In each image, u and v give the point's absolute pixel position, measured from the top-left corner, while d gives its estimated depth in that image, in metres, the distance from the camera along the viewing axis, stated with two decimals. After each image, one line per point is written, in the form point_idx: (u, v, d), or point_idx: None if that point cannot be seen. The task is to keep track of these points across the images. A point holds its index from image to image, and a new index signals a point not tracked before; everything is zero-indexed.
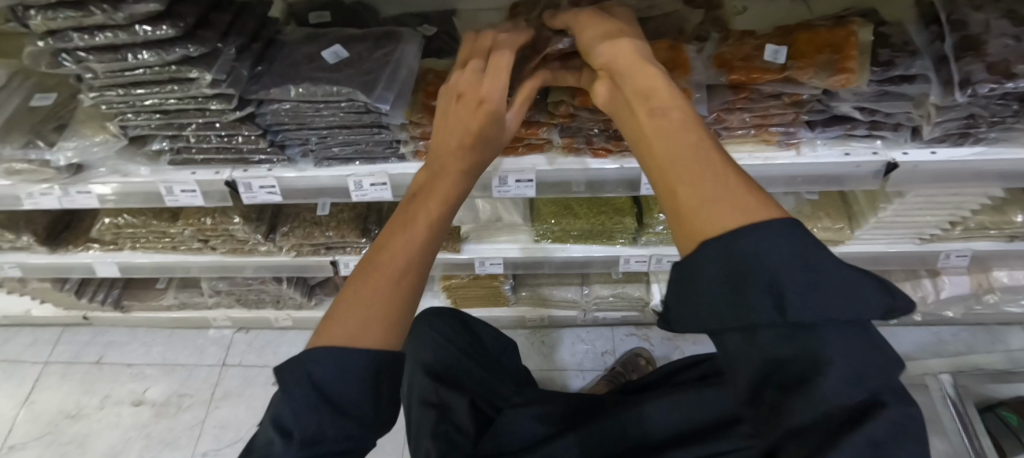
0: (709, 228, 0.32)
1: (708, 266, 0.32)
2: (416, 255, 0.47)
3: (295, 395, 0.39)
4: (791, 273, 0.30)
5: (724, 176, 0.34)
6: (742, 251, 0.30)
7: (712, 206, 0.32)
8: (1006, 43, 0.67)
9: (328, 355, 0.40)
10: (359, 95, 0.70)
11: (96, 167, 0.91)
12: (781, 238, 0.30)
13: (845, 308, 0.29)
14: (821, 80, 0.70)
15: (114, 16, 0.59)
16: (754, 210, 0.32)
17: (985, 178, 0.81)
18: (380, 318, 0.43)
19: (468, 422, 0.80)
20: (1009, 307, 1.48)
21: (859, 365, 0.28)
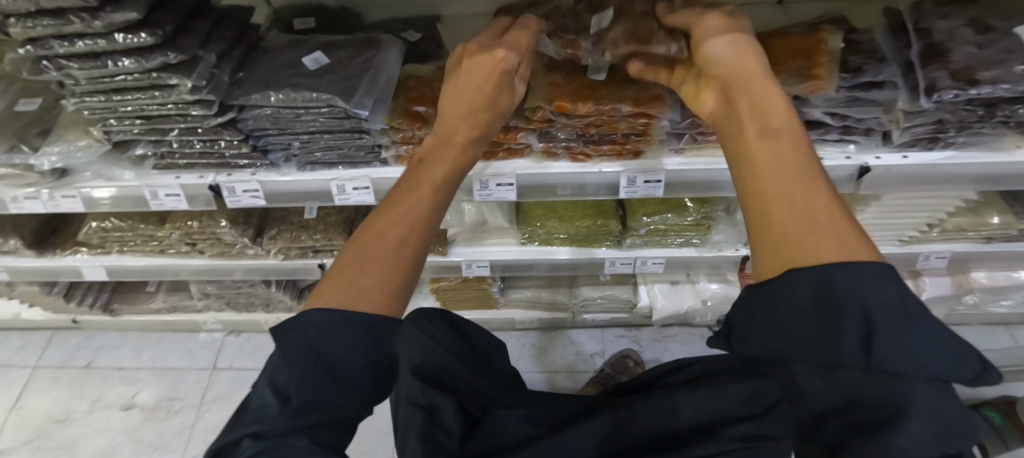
0: (807, 255, 0.34)
1: (800, 291, 0.34)
2: (419, 215, 0.49)
3: (292, 355, 0.40)
4: (886, 320, 0.31)
5: (818, 207, 0.36)
6: (843, 285, 0.32)
7: (808, 233, 0.35)
8: (969, 51, 0.69)
9: (329, 314, 0.41)
10: (338, 101, 0.71)
11: (81, 172, 0.92)
12: (881, 281, 0.32)
13: (938, 367, 0.30)
14: (792, 87, 0.72)
15: (92, 24, 0.59)
16: (855, 249, 0.34)
17: (957, 181, 0.83)
18: (381, 289, 0.44)
19: (455, 423, 0.79)
20: (991, 307, 1.50)
21: (940, 412, 0.30)
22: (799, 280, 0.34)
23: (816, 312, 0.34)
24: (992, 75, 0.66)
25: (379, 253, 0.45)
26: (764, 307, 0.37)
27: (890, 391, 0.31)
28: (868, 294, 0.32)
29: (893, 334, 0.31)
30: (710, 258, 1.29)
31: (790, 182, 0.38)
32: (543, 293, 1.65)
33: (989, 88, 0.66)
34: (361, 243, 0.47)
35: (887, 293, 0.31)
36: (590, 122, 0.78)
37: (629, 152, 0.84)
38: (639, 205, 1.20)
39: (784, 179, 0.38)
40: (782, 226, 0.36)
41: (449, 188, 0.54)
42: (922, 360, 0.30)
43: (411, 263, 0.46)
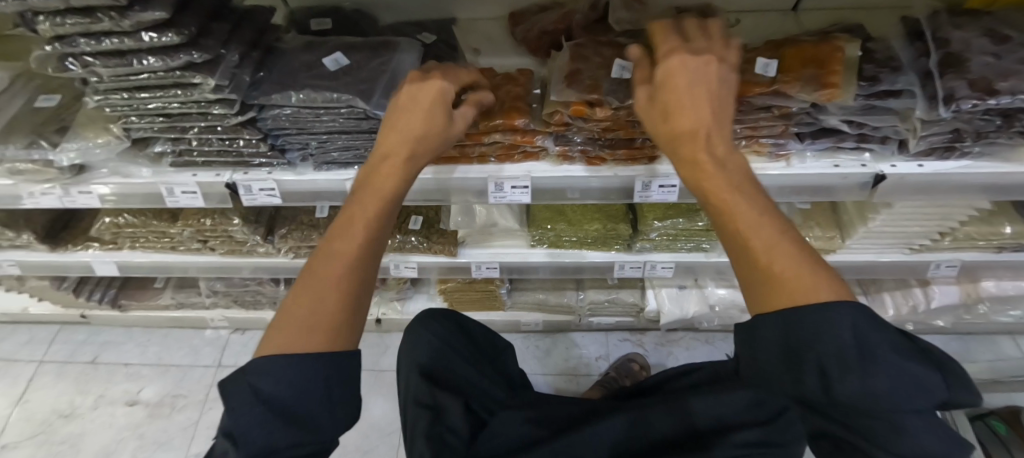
0: (793, 297, 0.40)
1: (768, 332, 0.42)
2: (358, 258, 0.50)
3: (239, 405, 0.41)
4: (844, 359, 0.37)
5: (795, 251, 0.41)
6: (799, 328, 0.39)
7: (792, 275, 0.40)
8: (987, 61, 0.69)
9: (273, 364, 0.43)
10: (358, 102, 0.72)
11: (98, 168, 0.92)
12: (844, 320, 0.38)
13: (899, 392, 0.36)
14: (808, 94, 0.72)
15: (120, 23, 0.60)
16: (831, 288, 0.40)
17: (969, 191, 0.83)
18: (326, 324, 0.46)
19: (461, 423, 0.80)
20: (999, 316, 1.49)
21: (913, 440, 0.36)
22: (764, 323, 0.42)
23: (785, 352, 0.41)
24: (1011, 85, 0.66)
25: (327, 290, 0.47)
26: (750, 344, 0.45)
27: (870, 419, 0.37)
28: (831, 334, 0.38)
29: (845, 372, 0.37)
30: (718, 263, 1.29)
31: (765, 230, 0.42)
32: (550, 296, 1.64)
33: (1007, 98, 0.66)
34: (297, 291, 0.47)
35: (842, 334, 0.37)
36: (607, 126, 0.78)
37: (644, 158, 0.84)
38: (649, 210, 1.21)
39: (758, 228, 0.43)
40: (766, 266, 0.41)
41: (384, 226, 0.54)
42: (887, 394, 0.36)
43: (359, 290, 0.49)
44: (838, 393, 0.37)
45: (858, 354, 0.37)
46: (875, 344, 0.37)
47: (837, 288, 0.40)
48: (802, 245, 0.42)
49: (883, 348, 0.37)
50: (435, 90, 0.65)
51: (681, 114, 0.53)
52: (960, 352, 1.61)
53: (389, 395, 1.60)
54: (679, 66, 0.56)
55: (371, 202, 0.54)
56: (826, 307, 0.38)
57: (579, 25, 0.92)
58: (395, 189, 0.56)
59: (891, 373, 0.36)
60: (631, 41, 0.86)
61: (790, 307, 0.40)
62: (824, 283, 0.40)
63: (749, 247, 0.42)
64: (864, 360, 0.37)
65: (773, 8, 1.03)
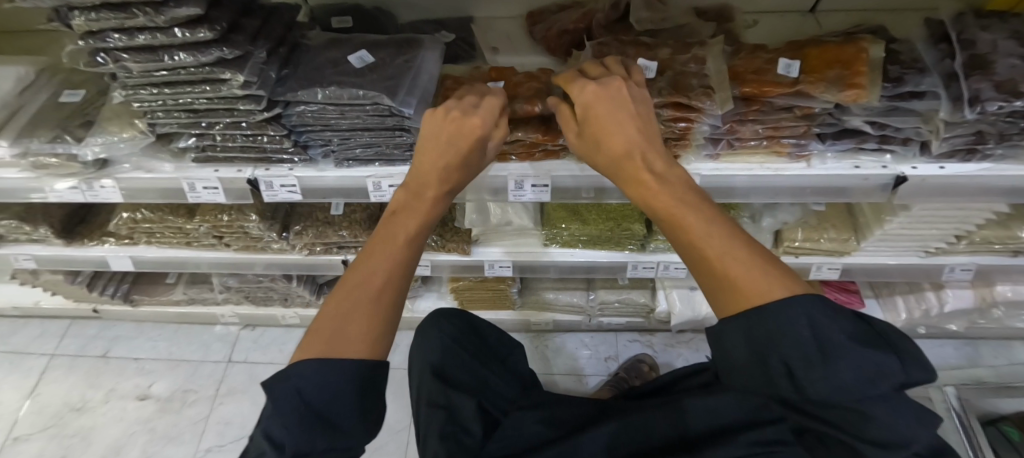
0: (749, 301, 0.42)
1: (731, 337, 0.43)
2: (394, 269, 0.52)
3: (282, 404, 0.43)
4: (804, 355, 0.39)
5: (743, 251, 0.43)
6: (763, 329, 0.41)
7: (745, 278, 0.42)
8: (1013, 63, 0.69)
9: (313, 367, 0.44)
10: (384, 99, 0.72)
11: (121, 163, 0.93)
12: (796, 317, 0.40)
13: (866, 383, 0.38)
14: (833, 95, 0.72)
15: (155, 19, 0.61)
16: (780, 285, 0.42)
17: (991, 193, 0.83)
18: (360, 334, 0.47)
19: (475, 424, 0.80)
20: (1013, 321, 1.48)
21: (878, 427, 0.38)
22: (726, 327, 0.43)
23: (752, 354, 0.42)
24: None
25: (361, 306, 0.48)
26: (717, 353, 0.46)
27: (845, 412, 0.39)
28: (791, 335, 0.39)
29: (810, 368, 0.39)
30: None
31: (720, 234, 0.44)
32: (561, 295, 1.64)
33: None
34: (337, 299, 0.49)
35: (800, 332, 0.39)
36: None
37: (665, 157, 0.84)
38: None
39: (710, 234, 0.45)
40: (720, 272, 0.43)
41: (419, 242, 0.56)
42: (853, 386, 0.38)
43: (389, 308, 0.49)
44: (811, 392, 0.39)
45: (818, 350, 0.39)
46: (830, 336, 0.39)
47: (786, 283, 0.42)
48: (757, 251, 0.44)
49: (840, 341, 0.39)
50: (471, 127, 0.59)
51: (612, 138, 0.54)
52: (973, 356, 1.60)
53: (399, 392, 1.60)
54: (592, 96, 0.56)
55: (405, 221, 0.56)
56: (781, 306, 0.40)
57: (600, 25, 0.93)
58: (434, 210, 0.59)
59: (847, 364, 0.38)
60: (653, 41, 0.86)
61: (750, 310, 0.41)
62: (778, 281, 0.42)
63: (705, 256, 0.44)
64: (822, 356, 0.39)
65: (791, 9, 1.03)
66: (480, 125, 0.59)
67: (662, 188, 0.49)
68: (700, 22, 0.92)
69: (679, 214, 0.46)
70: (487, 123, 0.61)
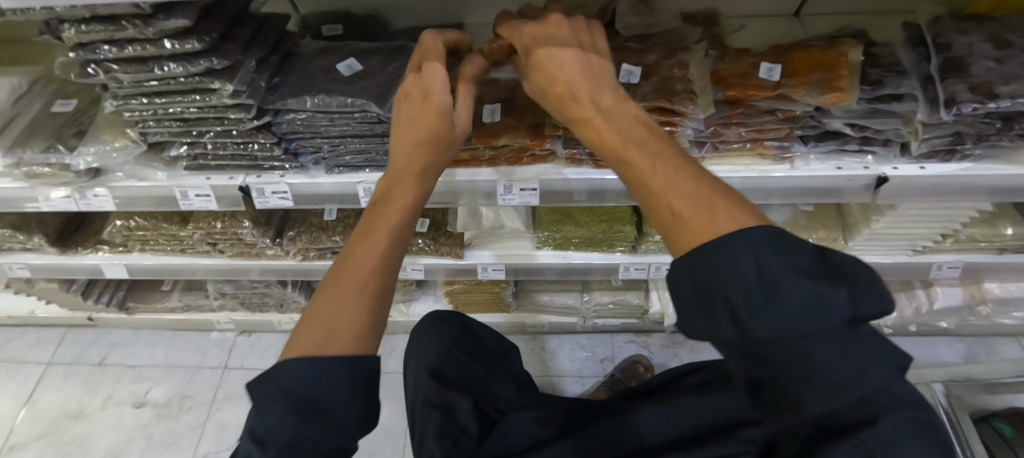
0: (702, 236, 0.37)
1: (681, 283, 0.38)
2: (381, 260, 0.51)
3: (267, 405, 0.40)
4: (745, 290, 0.33)
5: (686, 184, 0.41)
6: (706, 273, 0.35)
7: (698, 215, 0.38)
8: (988, 65, 0.71)
9: (303, 362, 0.42)
10: (372, 107, 0.73)
11: (114, 172, 0.93)
12: (748, 249, 0.34)
13: (812, 319, 0.31)
14: (813, 98, 0.73)
15: (144, 30, 0.62)
16: (738, 220, 0.37)
17: (973, 192, 0.84)
18: (351, 325, 0.46)
19: (472, 424, 0.83)
20: (1003, 318, 1.50)
21: (823, 369, 0.31)
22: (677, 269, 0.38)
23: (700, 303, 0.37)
24: (1011, 90, 0.68)
25: (345, 302, 0.47)
26: (675, 304, 0.40)
27: (788, 357, 0.32)
28: (736, 271, 0.34)
29: (750, 306, 0.33)
30: None
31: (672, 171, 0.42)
32: (555, 298, 1.65)
33: (1007, 102, 0.68)
34: (323, 294, 0.49)
35: (742, 272, 0.34)
36: None
37: None
38: None
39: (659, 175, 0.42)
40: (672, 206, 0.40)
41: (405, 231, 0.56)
42: (796, 323, 0.31)
43: (378, 299, 0.49)
44: (751, 330, 0.32)
45: (761, 286, 0.33)
46: (774, 268, 0.33)
47: (740, 217, 0.37)
48: (706, 185, 0.40)
49: (783, 275, 0.32)
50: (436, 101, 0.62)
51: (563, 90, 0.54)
52: (965, 353, 1.61)
53: (396, 396, 1.61)
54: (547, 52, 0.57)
55: (381, 212, 0.56)
56: (728, 244, 0.35)
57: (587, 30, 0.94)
58: (415, 193, 0.58)
59: (789, 298, 0.31)
60: (640, 46, 0.87)
61: (703, 245, 0.37)
62: (733, 216, 0.37)
63: (658, 196, 0.41)
64: (765, 294, 0.32)
65: (775, 13, 1.05)
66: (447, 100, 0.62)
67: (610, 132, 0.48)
68: (686, 26, 0.93)
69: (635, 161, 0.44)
70: (440, 88, 0.62)
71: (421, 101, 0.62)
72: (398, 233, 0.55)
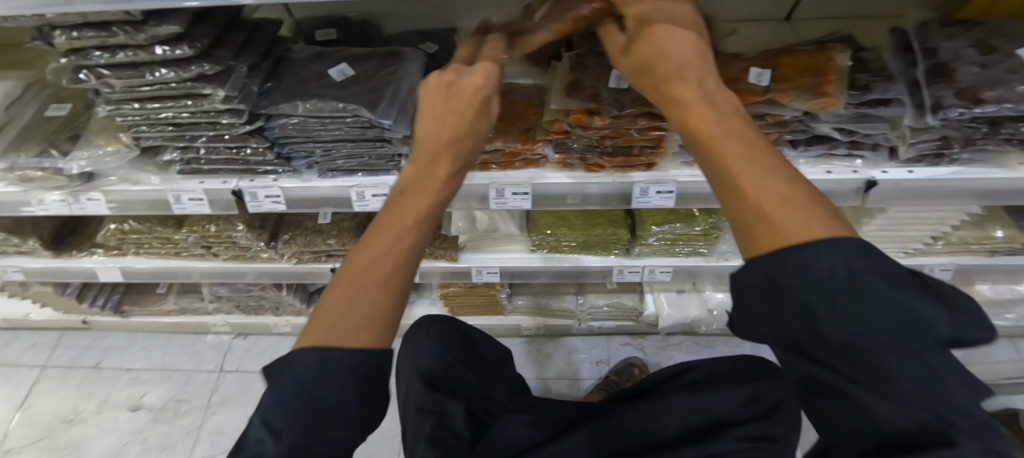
0: (783, 233, 0.33)
1: (752, 279, 0.36)
2: (404, 251, 0.46)
3: (281, 394, 0.41)
4: (829, 293, 0.31)
5: (763, 169, 0.35)
6: (778, 275, 0.33)
7: (780, 208, 0.33)
8: (974, 71, 0.71)
9: (311, 357, 0.41)
10: (364, 111, 0.74)
11: (107, 176, 0.93)
12: (835, 252, 0.31)
13: (901, 332, 0.30)
14: (801, 103, 0.74)
15: (135, 37, 0.62)
16: (823, 223, 0.33)
17: (961, 195, 0.85)
18: (368, 326, 0.43)
19: (464, 429, 0.82)
20: (996, 320, 1.51)
21: (905, 382, 0.30)
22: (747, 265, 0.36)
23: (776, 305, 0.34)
24: (997, 95, 0.69)
25: (365, 295, 0.43)
26: (737, 301, 0.39)
27: (863, 366, 0.31)
28: (816, 272, 0.31)
29: (831, 311, 0.31)
30: (716, 267, 1.30)
31: (750, 150, 0.36)
32: (550, 300, 1.66)
33: (993, 107, 0.68)
34: (338, 282, 0.45)
35: (824, 277, 0.31)
36: (606, 134, 0.80)
37: (642, 164, 0.86)
38: (647, 215, 1.23)
39: (743, 159, 0.36)
40: (738, 191, 0.35)
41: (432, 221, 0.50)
42: (877, 330, 0.30)
43: (397, 294, 0.45)
44: (829, 333, 0.32)
45: (845, 291, 0.31)
46: (865, 274, 0.31)
47: (827, 221, 0.33)
48: (790, 175, 0.35)
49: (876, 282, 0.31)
50: (471, 85, 0.55)
51: (649, 45, 0.47)
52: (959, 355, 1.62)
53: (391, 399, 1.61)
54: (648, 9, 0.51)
55: (400, 202, 0.50)
56: (806, 246, 0.32)
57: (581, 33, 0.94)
58: (442, 190, 0.51)
59: (879, 305, 0.30)
60: None
61: (779, 248, 0.33)
62: (817, 216, 0.33)
63: (734, 183, 0.35)
64: (849, 296, 0.31)
65: (769, 16, 1.05)
66: (482, 83, 0.55)
67: (699, 106, 0.40)
68: None
69: (713, 138, 0.38)
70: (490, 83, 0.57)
71: (468, 94, 0.55)
72: (423, 222, 0.49)
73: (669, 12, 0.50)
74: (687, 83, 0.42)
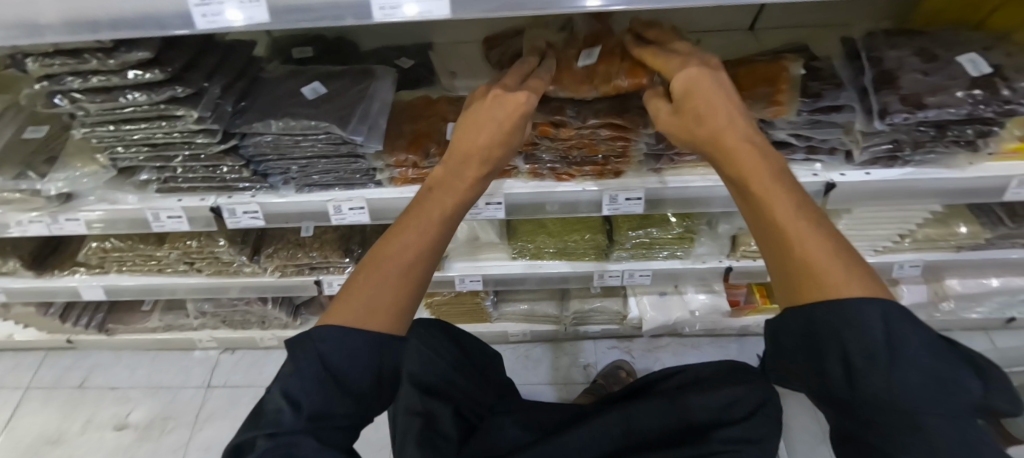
0: (824, 290, 0.39)
1: (797, 323, 0.41)
2: (425, 246, 0.53)
3: (304, 367, 0.45)
4: (875, 352, 0.36)
5: (805, 225, 0.42)
6: (829, 321, 0.38)
7: (824, 264, 0.40)
8: (917, 77, 0.75)
9: (336, 333, 0.46)
10: (335, 129, 0.76)
11: (86, 196, 0.94)
12: (871, 315, 0.37)
13: (935, 398, 0.36)
14: (756, 111, 0.77)
15: (106, 62, 0.64)
16: (867, 287, 0.39)
17: (918, 195, 0.88)
18: (385, 308, 0.49)
19: (453, 430, 0.84)
20: (968, 313, 1.55)
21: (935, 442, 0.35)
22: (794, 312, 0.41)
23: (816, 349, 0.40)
24: (938, 100, 0.72)
25: (385, 278, 0.50)
26: (776, 340, 0.45)
27: (898, 424, 0.36)
28: (860, 329, 0.37)
29: (871, 368, 0.36)
30: (694, 270, 1.33)
31: (792, 212, 0.43)
32: (535, 306, 1.68)
33: (934, 111, 0.72)
34: (368, 267, 0.51)
35: (872, 328, 0.37)
36: (572, 145, 0.84)
37: (610, 172, 0.89)
38: (624, 221, 1.25)
39: (787, 218, 0.42)
40: (787, 250, 0.42)
41: (453, 221, 0.58)
42: (911, 396, 0.36)
43: (413, 288, 0.51)
44: (864, 390, 0.37)
45: (887, 350, 0.36)
46: (902, 340, 0.37)
47: (867, 284, 0.39)
48: (839, 239, 0.41)
49: (918, 342, 0.37)
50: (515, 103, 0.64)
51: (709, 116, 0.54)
52: None
53: None
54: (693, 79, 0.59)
55: (428, 199, 0.58)
56: (845, 302, 0.38)
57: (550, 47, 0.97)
58: (466, 194, 0.60)
59: (915, 369, 0.36)
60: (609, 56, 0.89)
61: (820, 301, 0.39)
62: (856, 278, 0.39)
63: (780, 234, 0.42)
64: (890, 357, 0.36)
65: (733, 26, 1.09)
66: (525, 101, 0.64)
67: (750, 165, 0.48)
68: None
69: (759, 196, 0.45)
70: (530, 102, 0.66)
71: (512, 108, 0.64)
72: (444, 225, 0.57)
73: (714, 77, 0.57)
74: (733, 139, 0.50)
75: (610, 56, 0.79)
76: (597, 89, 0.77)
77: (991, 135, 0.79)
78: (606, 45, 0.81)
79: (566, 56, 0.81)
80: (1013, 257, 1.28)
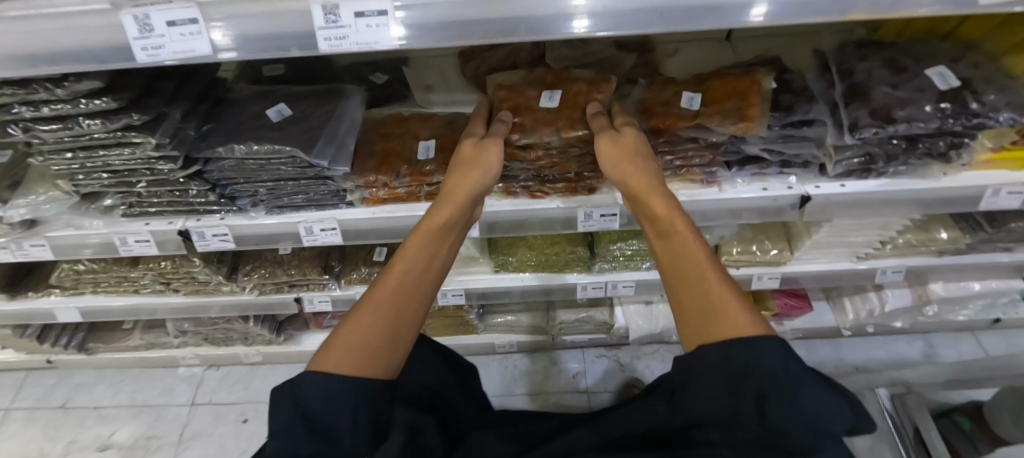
0: (732, 329, 0.46)
1: (708, 363, 0.46)
2: (402, 294, 0.56)
3: (284, 412, 0.47)
4: (780, 383, 0.43)
5: (712, 276, 0.50)
6: (740, 359, 0.44)
7: (735, 309, 0.47)
8: (886, 91, 0.75)
9: (316, 379, 0.48)
10: (300, 153, 0.74)
11: (51, 221, 0.92)
12: (776, 352, 0.44)
13: (824, 420, 0.43)
14: (727, 127, 0.77)
15: (55, 92, 0.63)
16: (759, 325, 0.46)
17: (894, 206, 0.87)
18: (366, 354, 0.51)
19: (438, 442, 0.85)
20: (953, 315, 1.54)
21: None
22: (707, 353, 0.46)
23: (727, 383, 0.45)
24: (908, 114, 0.72)
25: (364, 324, 0.52)
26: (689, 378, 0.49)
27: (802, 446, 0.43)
28: (763, 367, 0.43)
29: (782, 399, 0.43)
30: None
31: (703, 266, 0.51)
32: (521, 317, 1.67)
33: (904, 125, 0.72)
34: (351, 318, 0.53)
35: (775, 363, 0.43)
36: (543, 164, 0.83)
37: (584, 188, 0.88)
38: (605, 234, 1.26)
39: (699, 273, 0.51)
40: (714, 298, 0.48)
41: (432, 270, 0.60)
42: (807, 417, 0.43)
43: (393, 339, 0.53)
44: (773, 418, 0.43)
45: (790, 382, 0.43)
46: (795, 373, 0.43)
47: (760, 326, 0.46)
48: (735, 288, 0.50)
49: (807, 376, 0.44)
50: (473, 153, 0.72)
51: (657, 190, 0.61)
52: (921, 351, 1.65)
53: None
54: (627, 141, 0.69)
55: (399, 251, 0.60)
56: (756, 339, 0.44)
57: (523, 61, 0.98)
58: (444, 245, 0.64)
59: (809, 397, 0.43)
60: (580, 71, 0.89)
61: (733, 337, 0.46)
62: (751, 319, 0.47)
63: (699, 284, 0.50)
64: (793, 389, 0.43)
65: (709, 36, 1.09)
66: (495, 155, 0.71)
67: (674, 229, 0.56)
68: (619, 54, 0.97)
69: (684, 251, 0.53)
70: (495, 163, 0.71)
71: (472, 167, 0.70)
72: (424, 273, 0.59)
73: (645, 155, 0.68)
74: (659, 206, 0.59)
75: (571, 103, 0.81)
76: (559, 133, 0.77)
77: (963, 147, 0.79)
78: (565, 91, 0.83)
79: (526, 99, 0.83)
80: (995, 260, 1.28)
